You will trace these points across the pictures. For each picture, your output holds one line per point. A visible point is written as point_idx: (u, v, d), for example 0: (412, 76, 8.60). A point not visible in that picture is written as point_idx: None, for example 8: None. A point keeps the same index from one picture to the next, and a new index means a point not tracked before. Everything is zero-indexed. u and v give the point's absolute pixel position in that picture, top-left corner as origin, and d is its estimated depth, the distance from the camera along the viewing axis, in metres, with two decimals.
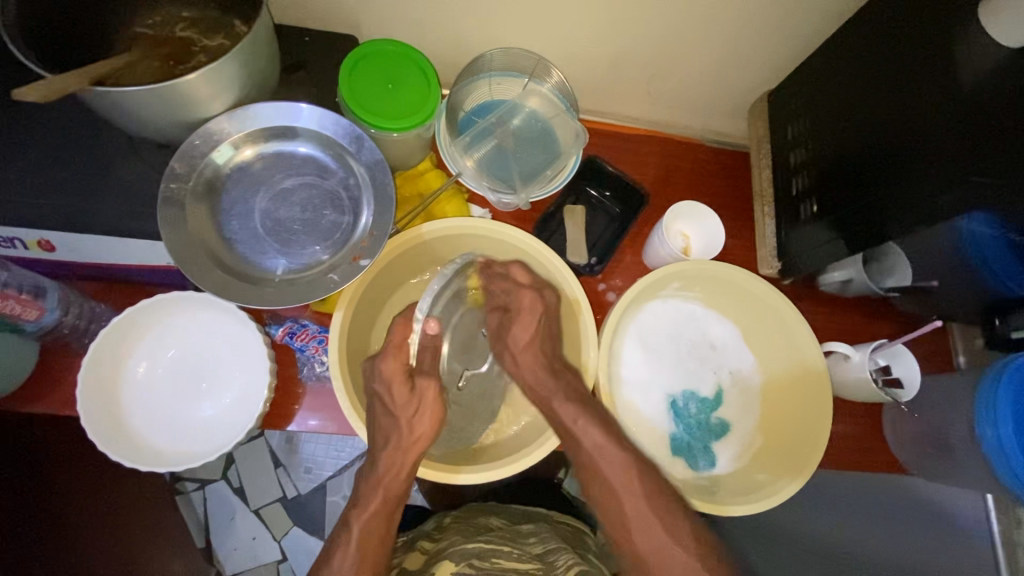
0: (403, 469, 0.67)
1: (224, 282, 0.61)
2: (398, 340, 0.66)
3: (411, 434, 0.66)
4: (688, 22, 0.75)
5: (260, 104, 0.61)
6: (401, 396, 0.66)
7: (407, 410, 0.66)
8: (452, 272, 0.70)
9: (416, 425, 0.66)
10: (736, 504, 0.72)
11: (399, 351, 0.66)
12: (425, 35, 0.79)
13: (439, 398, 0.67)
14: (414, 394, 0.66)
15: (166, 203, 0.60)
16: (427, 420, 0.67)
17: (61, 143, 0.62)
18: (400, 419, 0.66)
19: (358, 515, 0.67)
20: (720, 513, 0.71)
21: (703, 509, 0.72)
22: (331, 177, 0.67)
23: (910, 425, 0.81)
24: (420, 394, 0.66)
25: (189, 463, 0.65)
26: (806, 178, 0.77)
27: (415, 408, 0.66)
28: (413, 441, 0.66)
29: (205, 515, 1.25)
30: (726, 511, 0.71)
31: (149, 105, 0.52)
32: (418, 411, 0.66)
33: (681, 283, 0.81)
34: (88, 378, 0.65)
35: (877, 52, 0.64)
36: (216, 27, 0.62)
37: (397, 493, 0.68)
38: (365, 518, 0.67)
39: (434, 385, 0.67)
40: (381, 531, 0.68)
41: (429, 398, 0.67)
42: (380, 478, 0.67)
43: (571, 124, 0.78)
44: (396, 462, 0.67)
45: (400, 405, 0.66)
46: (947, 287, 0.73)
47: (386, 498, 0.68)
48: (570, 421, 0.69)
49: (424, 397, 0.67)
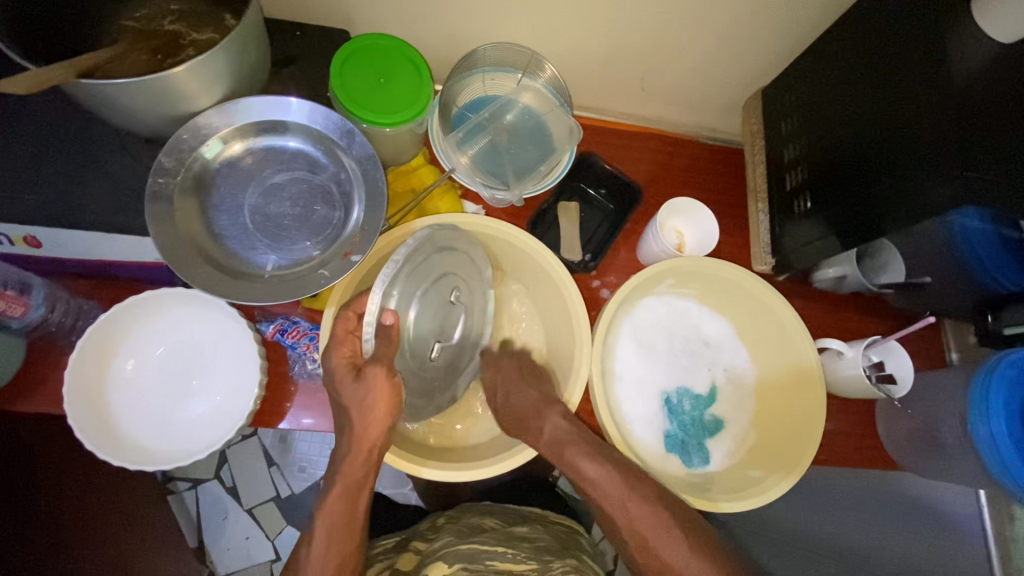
0: (366, 460, 0.65)
1: (215, 277, 0.60)
2: (343, 331, 0.64)
3: (366, 420, 0.62)
4: (682, 18, 0.74)
5: (249, 98, 0.61)
6: (348, 383, 0.62)
7: (358, 395, 0.61)
8: (401, 264, 0.60)
9: (368, 415, 0.62)
10: (729, 501, 0.72)
11: (346, 341, 0.64)
12: (418, 30, 0.78)
13: (391, 380, 0.60)
14: (361, 380, 0.61)
15: (153, 197, 0.59)
16: (380, 403, 0.61)
17: (46, 137, 0.61)
18: (355, 407, 0.62)
19: (328, 507, 0.66)
20: (714, 510, 0.71)
21: (699, 507, 0.72)
22: (321, 173, 0.66)
23: (902, 422, 0.82)
24: (367, 379, 0.60)
25: (175, 462, 0.65)
26: (799, 174, 0.77)
27: (366, 391, 0.61)
28: (368, 423, 0.62)
29: (197, 515, 1.24)
30: (719, 507, 0.71)
31: (135, 98, 0.52)
32: (370, 396, 0.61)
33: (674, 280, 0.81)
34: (73, 376, 0.64)
35: (867, 49, 0.65)
36: (205, 20, 0.62)
37: (357, 480, 0.65)
38: (330, 517, 0.65)
39: (382, 370, 0.60)
40: (345, 519, 0.65)
41: (379, 382, 0.60)
42: (347, 466, 0.65)
43: (565, 120, 0.77)
44: (360, 447, 0.64)
45: (349, 395, 0.62)
46: (938, 283, 0.73)
47: (347, 485, 0.65)
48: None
49: (371, 383, 0.60)
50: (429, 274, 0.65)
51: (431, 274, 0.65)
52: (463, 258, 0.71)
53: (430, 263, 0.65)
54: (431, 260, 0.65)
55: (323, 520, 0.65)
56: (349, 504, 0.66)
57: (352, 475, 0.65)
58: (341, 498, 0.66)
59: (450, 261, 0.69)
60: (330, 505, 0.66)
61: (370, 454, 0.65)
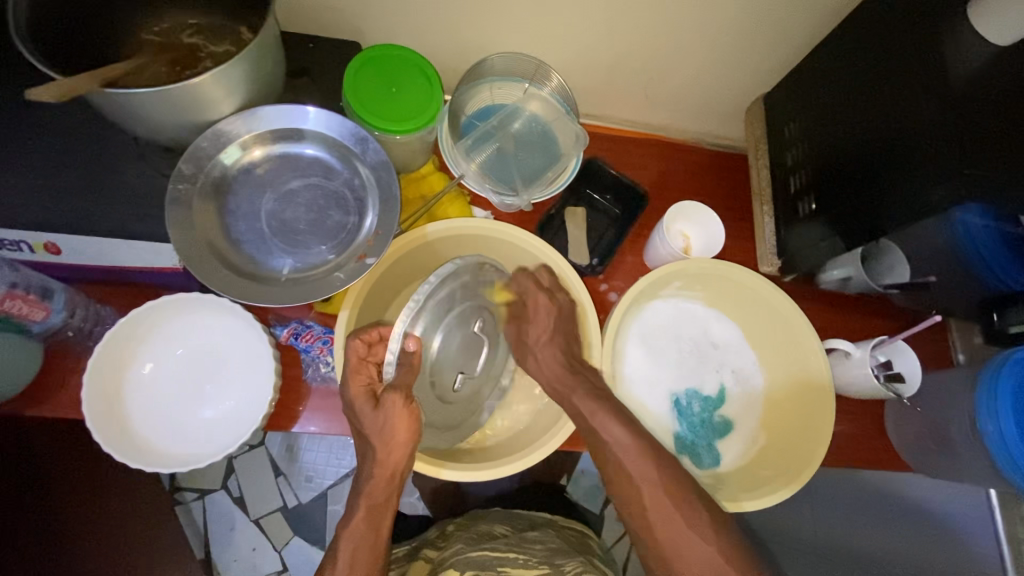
0: (388, 477, 0.66)
1: (232, 280, 0.62)
2: (357, 360, 0.64)
3: (388, 445, 0.64)
4: (684, 26, 0.76)
5: (267, 107, 0.62)
6: (368, 412, 0.63)
7: (376, 424, 0.63)
8: (423, 302, 0.60)
9: (392, 436, 0.63)
10: (749, 499, 0.73)
11: (361, 369, 0.64)
12: (427, 41, 0.80)
13: (409, 407, 0.62)
14: (380, 409, 0.62)
15: (173, 202, 0.60)
16: (402, 431, 0.63)
17: (66, 146, 0.63)
18: (376, 435, 0.63)
19: (350, 528, 0.66)
20: (736, 510, 0.72)
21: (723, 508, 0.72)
22: (336, 179, 0.68)
23: (913, 421, 0.82)
24: (386, 409, 0.62)
25: (190, 465, 0.65)
26: (802, 177, 0.78)
27: (384, 420, 0.62)
28: (390, 448, 0.64)
29: (204, 527, 1.24)
30: (740, 506, 0.72)
31: (158, 107, 0.53)
32: (391, 423, 0.62)
33: (682, 282, 0.82)
34: (93, 379, 0.65)
35: (867, 52, 0.67)
36: (223, 34, 0.64)
37: (381, 501, 0.67)
38: (353, 522, 0.66)
39: (401, 397, 0.61)
40: (370, 541, 0.66)
41: (398, 407, 0.61)
42: (370, 489, 0.66)
43: (571, 127, 0.79)
44: (383, 471, 0.65)
45: (369, 423, 0.63)
46: (945, 281, 0.74)
47: (371, 503, 0.67)
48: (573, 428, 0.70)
49: (391, 411, 0.62)
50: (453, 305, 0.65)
51: (455, 301, 0.66)
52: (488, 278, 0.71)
53: (457, 294, 0.66)
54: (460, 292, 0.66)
55: (348, 534, 0.66)
56: (372, 524, 0.67)
57: (376, 496, 0.67)
58: (363, 520, 0.66)
59: (472, 292, 0.68)
60: (354, 525, 0.66)
61: (391, 477, 0.66)
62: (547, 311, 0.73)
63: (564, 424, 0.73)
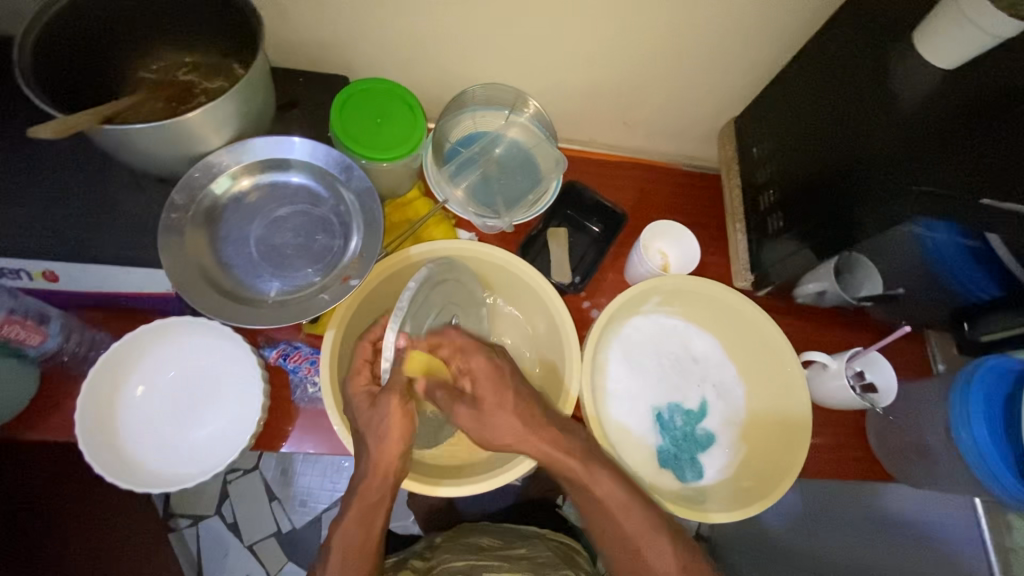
0: (384, 479, 0.65)
1: (220, 303, 0.64)
2: (359, 360, 0.68)
3: (383, 446, 0.64)
4: (656, 56, 0.81)
5: (256, 138, 0.66)
6: (365, 408, 0.65)
7: (373, 422, 0.64)
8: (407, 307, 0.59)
9: (388, 436, 0.63)
10: (715, 512, 0.73)
11: (363, 368, 0.67)
12: (411, 74, 0.84)
13: (405, 409, 0.63)
14: (376, 408, 0.63)
15: (166, 230, 0.63)
16: (394, 432, 0.63)
17: (65, 180, 0.66)
18: (371, 434, 0.64)
19: (343, 529, 0.67)
20: (701, 520, 0.73)
21: (685, 517, 0.74)
22: (322, 205, 0.71)
23: (890, 430, 0.84)
24: (382, 407, 0.63)
25: (181, 484, 0.67)
26: (771, 195, 0.81)
27: (380, 419, 0.63)
28: (385, 447, 0.64)
29: (197, 554, 1.24)
30: (706, 517, 0.73)
31: (152, 140, 0.56)
32: (385, 424, 0.63)
33: (660, 297, 0.84)
34: (87, 404, 0.67)
35: (827, 80, 0.70)
36: (216, 71, 0.68)
37: (373, 503, 0.67)
38: (341, 530, 0.67)
39: (396, 398, 0.63)
40: (359, 539, 0.67)
41: (393, 410, 0.63)
42: (363, 489, 0.66)
43: (551, 152, 0.84)
44: (376, 471, 0.65)
45: (366, 420, 0.64)
46: (913, 293, 0.76)
47: (362, 505, 0.67)
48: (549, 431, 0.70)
49: (386, 411, 0.63)
50: (433, 308, 0.67)
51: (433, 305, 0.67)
52: (461, 287, 0.73)
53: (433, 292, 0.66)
54: (433, 295, 0.66)
55: (338, 537, 0.67)
56: (364, 527, 0.67)
57: (369, 495, 0.66)
58: (356, 520, 0.67)
59: (450, 291, 0.70)
60: (348, 522, 0.67)
61: (385, 477, 0.65)
62: (489, 374, 0.69)
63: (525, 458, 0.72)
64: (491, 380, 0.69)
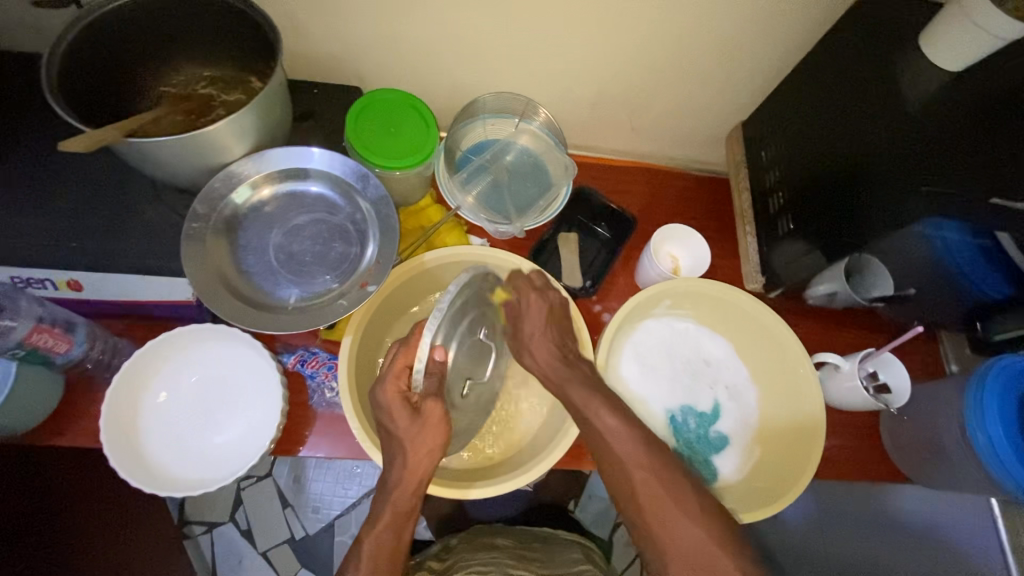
0: (417, 484, 0.67)
1: (240, 309, 0.66)
2: (398, 365, 0.65)
3: (415, 454, 0.66)
4: (663, 63, 0.82)
5: (275, 149, 0.67)
6: (404, 420, 0.65)
7: (411, 433, 0.65)
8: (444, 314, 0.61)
9: (422, 445, 0.65)
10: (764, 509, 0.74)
11: (401, 375, 0.65)
12: (422, 84, 0.86)
13: (444, 416, 0.66)
14: (419, 416, 0.65)
15: (189, 239, 0.65)
16: (432, 439, 0.65)
17: (88, 191, 0.67)
18: (409, 445, 0.65)
19: (374, 535, 0.67)
20: (754, 519, 0.73)
21: (744, 521, 0.73)
22: (339, 214, 0.73)
23: (904, 430, 0.84)
24: (423, 415, 0.65)
25: (202, 489, 0.68)
26: (780, 199, 0.82)
27: (419, 428, 0.65)
28: (419, 456, 0.66)
29: (212, 561, 1.24)
30: (758, 515, 0.74)
31: (175, 153, 0.58)
32: (423, 431, 0.65)
33: (671, 300, 0.85)
34: (111, 410, 0.69)
35: (826, 86, 0.72)
36: (234, 84, 0.71)
37: (404, 510, 0.67)
38: (374, 536, 0.67)
39: (439, 406, 0.65)
40: (391, 543, 0.67)
41: (435, 417, 0.65)
42: (395, 497, 0.67)
43: (560, 158, 0.85)
44: (411, 477, 0.66)
45: (404, 430, 0.64)
46: (925, 293, 0.76)
47: (395, 515, 0.67)
48: (579, 407, 0.68)
49: (428, 417, 0.65)
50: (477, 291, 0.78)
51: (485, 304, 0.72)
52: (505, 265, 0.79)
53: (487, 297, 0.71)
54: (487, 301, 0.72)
55: (369, 545, 0.67)
56: (395, 532, 0.67)
57: (400, 504, 0.67)
58: (388, 527, 0.67)
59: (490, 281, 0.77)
60: (377, 530, 0.67)
61: (418, 484, 0.67)
62: (540, 308, 0.73)
63: (570, 427, 0.74)
64: (543, 319, 0.73)
